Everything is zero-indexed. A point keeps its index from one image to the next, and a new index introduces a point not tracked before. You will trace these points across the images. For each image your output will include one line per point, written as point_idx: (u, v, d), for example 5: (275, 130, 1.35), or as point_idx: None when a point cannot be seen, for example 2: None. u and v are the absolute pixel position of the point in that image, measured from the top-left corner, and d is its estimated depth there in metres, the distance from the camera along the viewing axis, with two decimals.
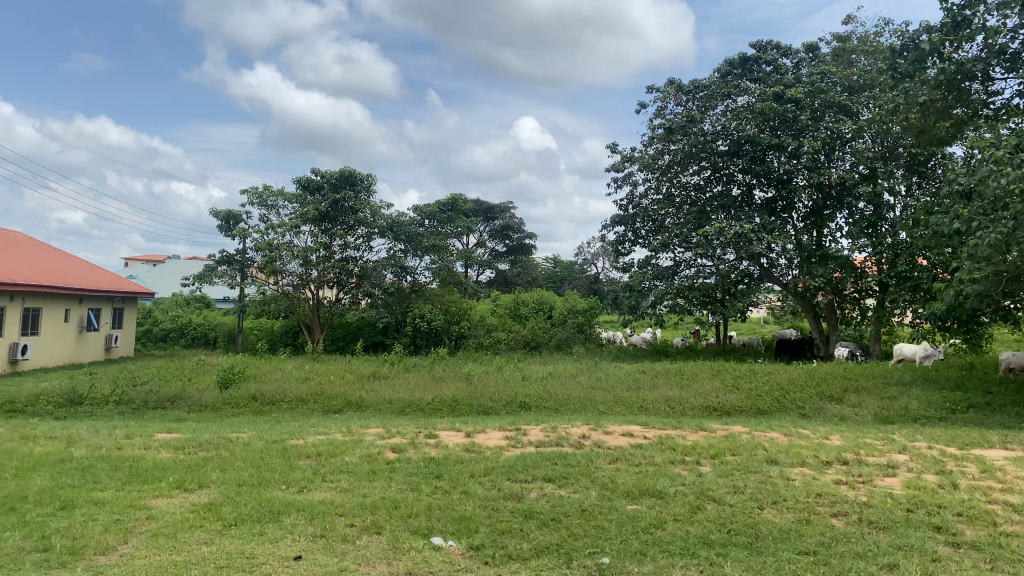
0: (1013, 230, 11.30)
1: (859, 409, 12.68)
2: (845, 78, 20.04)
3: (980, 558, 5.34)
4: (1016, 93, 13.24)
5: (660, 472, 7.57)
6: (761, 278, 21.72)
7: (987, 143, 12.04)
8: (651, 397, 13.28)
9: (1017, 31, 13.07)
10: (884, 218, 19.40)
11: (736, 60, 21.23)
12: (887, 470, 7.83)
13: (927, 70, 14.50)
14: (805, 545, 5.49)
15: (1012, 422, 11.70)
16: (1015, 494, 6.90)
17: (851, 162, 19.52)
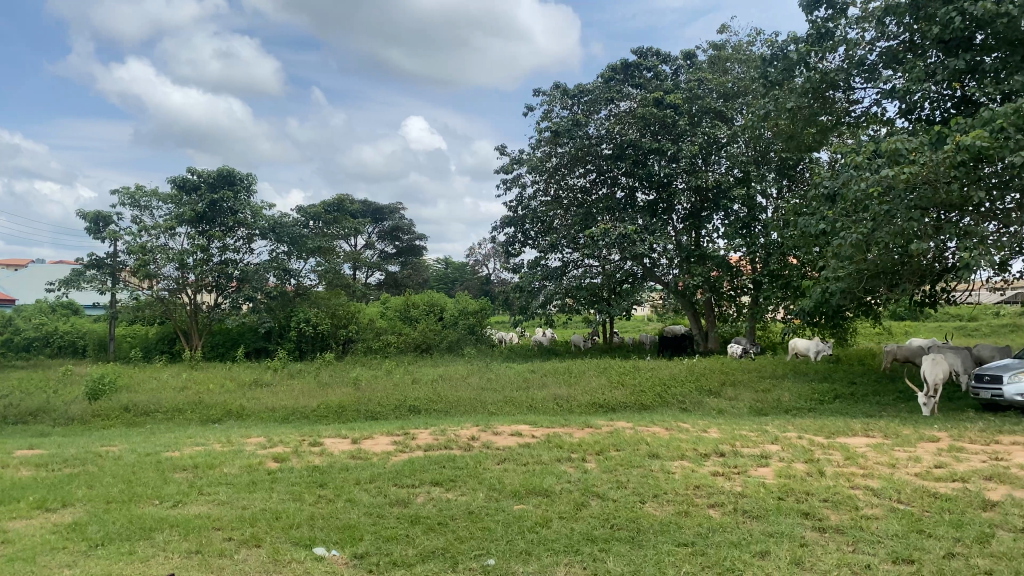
0: (873, 230, 12.04)
1: (736, 402, 13.24)
2: (720, 85, 20.88)
3: (843, 542, 5.65)
4: (874, 102, 14.11)
5: (547, 471, 7.64)
6: (644, 277, 22.33)
7: (849, 149, 12.76)
8: (540, 396, 13.40)
9: (874, 44, 13.96)
10: (757, 219, 20.34)
11: (618, 66, 21.73)
12: (761, 460, 8.19)
13: (794, 79, 15.25)
14: (684, 537, 5.66)
15: (873, 410, 12.48)
16: (875, 478, 7.36)
17: (727, 166, 20.36)
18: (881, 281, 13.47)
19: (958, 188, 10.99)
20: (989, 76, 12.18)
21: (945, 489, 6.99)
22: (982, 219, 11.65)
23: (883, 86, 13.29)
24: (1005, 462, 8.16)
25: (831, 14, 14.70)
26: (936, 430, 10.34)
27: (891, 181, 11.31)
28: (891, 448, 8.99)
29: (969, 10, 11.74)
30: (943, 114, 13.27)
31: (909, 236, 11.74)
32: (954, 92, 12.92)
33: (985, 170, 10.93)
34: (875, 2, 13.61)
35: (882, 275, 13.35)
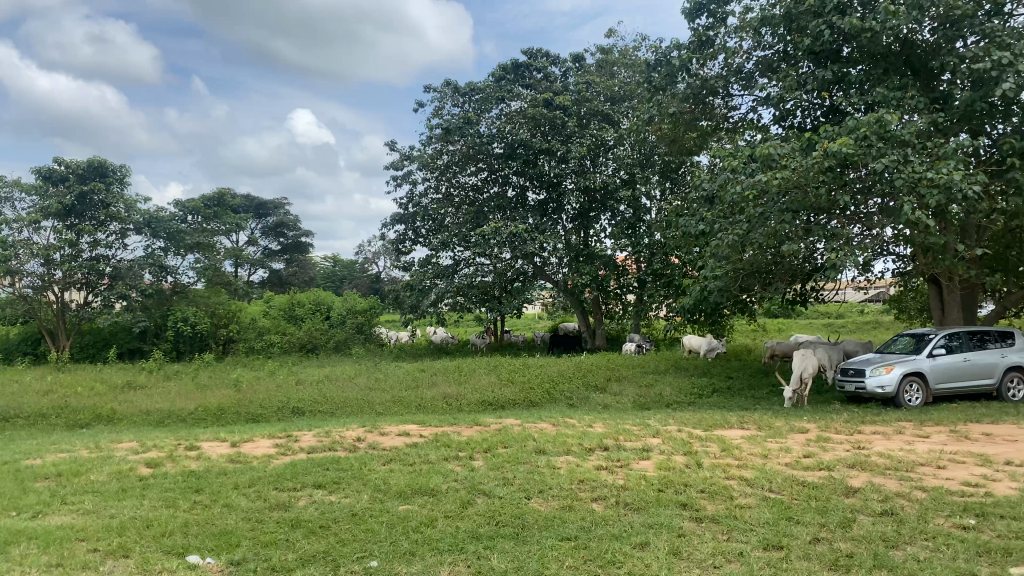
0: (748, 232, 12.54)
1: (620, 397, 13.57)
2: (607, 88, 21.36)
3: (718, 530, 5.87)
4: (750, 108, 14.74)
5: (433, 470, 7.60)
6: (534, 276, 22.56)
7: (727, 153, 13.27)
8: (429, 395, 13.33)
9: (751, 53, 14.58)
10: (642, 220, 20.91)
11: (509, 66, 21.87)
12: (642, 454, 8.41)
13: (677, 84, 15.74)
14: (567, 531, 5.74)
15: (749, 403, 13.05)
16: (749, 468, 7.69)
17: (614, 168, 20.85)
18: (756, 280, 14.10)
19: (825, 192, 11.64)
20: (854, 87, 12.94)
21: (812, 477, 7.37)
22: (848, 222, 12.38)
23: (759, 94, 13.89)
24: (866, 450, 8.68)
25: (711, 22, 15.26)
26: (805, 421, 10.89)
27: (765, 185, 11.85)
28: (764, 439, 9.41)
29: (837, 24, 12.44)
30: (813, 122, 14.00)
31: (782, 237, 12.30)
32: (823, 101, 13.66)
33: (850, 175, 11.63)
34: (752, 13, 14.20)
35: (757, 273, 13.98)
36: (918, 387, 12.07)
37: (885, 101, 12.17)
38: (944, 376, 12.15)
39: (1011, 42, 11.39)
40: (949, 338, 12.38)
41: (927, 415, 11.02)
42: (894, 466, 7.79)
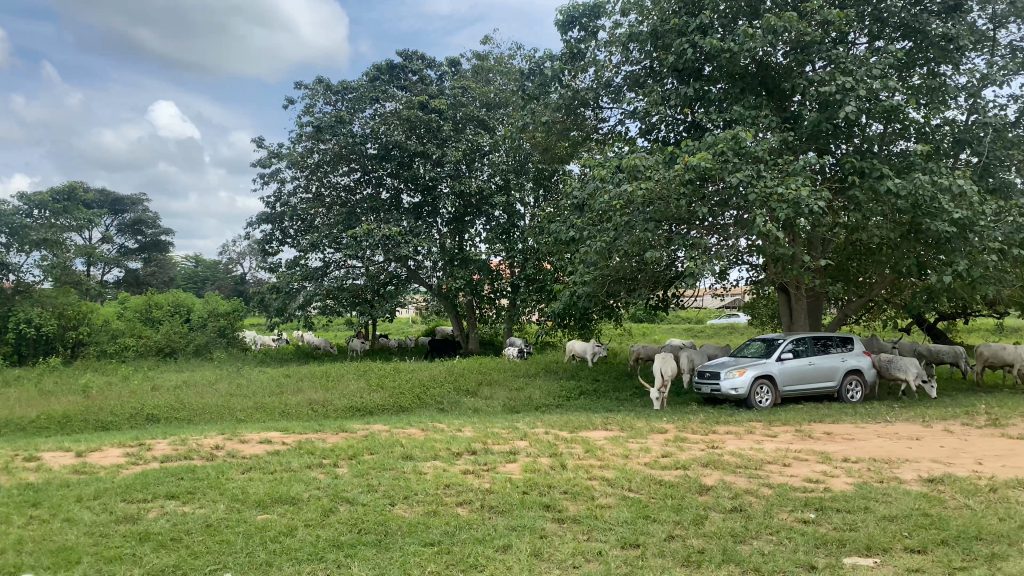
0: (615, 239, 12.91)
1: (490, 400, 13.66)
2: (482, 94, 21.51)
3: (579, 531, 6.01)
4: (619, 121, 15.21)
5: (295, 478, 7.41)
6: (408, 279, 22.40)
7: (597, 163, 13.60)
8: (294, 401, 13.01)
9: (619, 67, 15.05)
10: (516, 226, 21.18)
11: (383, 66, 21.65)
12: (508, 457, 8.50)
13: (549, 94, 16.05)
14: (430, 536, 5.73)
15: (613, 405, 13.45)
16: (610, 469, 7.92)
17: (489, 173, 21.02)
18: (622, 286, 14.54)
19: (685, 203, 12.19)
20: (715, 104, 13.58)
21: (669, 476, 7.68)
22: (707, 231, 13.00)
23: (627, 107, 14.35)
24: (719, 449, 9.13)
25: (583, 35, 15.66)
26: (665, 421, 11.32)
27: (631, 195, 12.26)
28: (626, 440, 9.71)
29: (699, 43, 13.04)
30: (677, 136, 14.61)
31: (647, 245, 12.72)
32: (686, 117, 14.28)
33: (709, 189, 12.25)
34: (621, 28, 14.64)
35: (624, 279, 14.42)
36: (768, 389, 12.80)
37: (742, 119, 12.85)
38: (792, 379, 12.94)
39: (854, 68, 12.31)
40: (796, 343, 13.18)
41: (776, 416, 11.70)
42: (744, 464, 8.23)
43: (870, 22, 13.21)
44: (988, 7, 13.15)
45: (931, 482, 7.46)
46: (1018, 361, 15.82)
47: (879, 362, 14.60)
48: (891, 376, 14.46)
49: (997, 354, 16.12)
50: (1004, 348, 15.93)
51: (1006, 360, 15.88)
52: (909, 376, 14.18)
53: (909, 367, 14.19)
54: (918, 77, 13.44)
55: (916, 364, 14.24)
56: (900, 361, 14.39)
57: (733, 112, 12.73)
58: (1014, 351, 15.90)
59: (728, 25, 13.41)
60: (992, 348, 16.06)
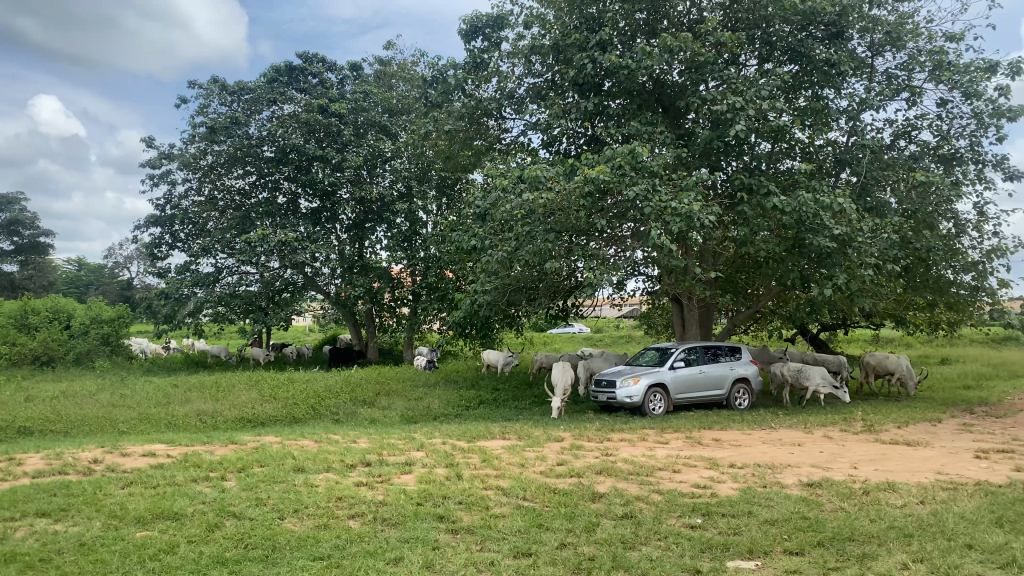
0: (516, 249, 12.99)
1: (387, 410, 13.51)
2: (385, 100, 21.31)
3: (472, 541, 6.01)
4: (521, 132, 15.33)
5: (180, 492, 7.12)
6: (305, 286, 21.91)
7: (499, 173, 13.66)
8: (182, 412, 12.53)
9: (522, 78, 15.19)
10: (418, 234, 21.05)
11: (282, 68, 21.09)
12: (404, 468, 8.42)
13: (451, 103, 16.07)
14: (320, 550, 5.61)
15: (512, 414, 13.52)
16: (506, 479, 7.95)
17: (390, 180, 20.86)
18: (522, 295, 14.65)
19: (585, 215, 12.40)
20: (613, 119, 13.87)
21: (563, 484, 7.77)
22: (605, 242, 13.23)
23: (530, 119, 14.47)
24: (613, 457, 9.30)
25: (486, 46, 15.74)
26: (561, 430, 11.45)
27: (531, 206, 12.37)
28: (522, 449, 9.77)
29: (598, 59, 13.31)
30: (578, 149, 14.85)
31: (546, 255, 12.85)
32: (586, 131, 14.52)
33: (607, 202, 12.50)
34: (524, 40, 14.78)
35: (524, 289, 14.52)
36: (661, 397, 13.15)
37: (639, 134, 13.20)
38: (684, 386, 13.33)
39: (744, 89, 12.82)
40: (688, 352, 13.60)
41: (668, 423, 12.00)
42: (636, 471, 8.42)
43: (759, 45, 13.82)
44: (867, 36, 13.94)
45: (810, 486, 7.81)
46: (899, 370, 16.72)
47: (788, 373, 15.24)
48: (800, 384, 15.08)
49: (880, 363, 17.01)
50: (886, 357, 16.83)
51: (887, 368, 16.77)
52: (815, 384, 14.80)
53: (815, 375, 14.77)
54: (804, 100, 14.12)
55: (821, 373, 14.87)
56: (807, 370, 15.02)
57: (631, 128, 13.05)
58: (895, 361, 16.80)
59: (626, 43, 13.75)
60: (876, 357, 16.96)
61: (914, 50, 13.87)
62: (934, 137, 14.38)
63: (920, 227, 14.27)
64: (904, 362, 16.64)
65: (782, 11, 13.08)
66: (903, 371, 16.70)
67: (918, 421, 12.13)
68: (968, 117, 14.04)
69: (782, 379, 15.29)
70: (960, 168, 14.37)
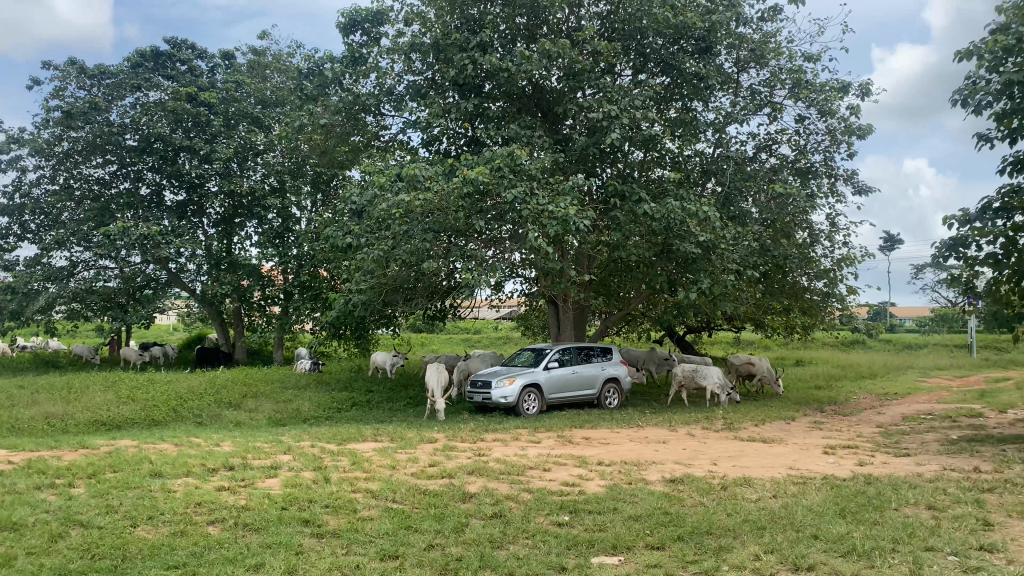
0: (392, 248, 12.80)
1: (255, 413, 13.07)
2: (258, 91, 20.63)
3: (338, 545, 5.89)
4: (399, 129, 15.18)
5: (20, 501, 6.62)
6: (169, 283, 20.93)
7: (377, 170, 13.46)
8: (27, 415, 11.70)
9: (401, 76, 15.05)
10: (291, 230, 20.46)
11: (148, 53, 20.02)
12: (269, 471, 8.16)
13: (328, 96, 15.76)
14: (175, 558, 5.36)
15: (384, 416, 13.37)
16: (375, 481, 7.84)
17: (262, 174, 20.24)
18: (398, 296, 14.50)
19: (463, 215, 12.42)
20: (493, 121, 13.92)
21: (434, 485, 7.73)
22: (483, 244, 13.24)
23: (409, 116, 14.33)
24: (485, 457, 9.34)
25: (365, 41, 15.54)
26: (434, 431, 11.41)
27: (409, 205, 12.25)
28: (394, 451, 9.67)
29: (479, 60, 13.35)
30: (457, 149, 14.85)
31: (423, 255, 12.79)
32: (465, 131, 14.54)
33: (486, 203, 12.55)
34: (404, 37, 14.63)
35: (399, 289, 14.40)
36: (535, 397, 13.32)
37: (518, 138, 13.34)
38: (557, 386, 13.58)
39: (619, 98, 13.20)
40: (562, 353, 13.87)
41: (541, 422, 12.17)
42: (507, 471, 8.49)
43: (634, 56, 14.23)
44: (733, 52, 14.62)
45: (672, 482, 8.11)
46: (762, 373, 17.64)
47: (684, 373, 15.63)
48: (696, 385, 15.58)
49: (744, 365, 17.85)
50: (750, 359, 17.69)
51: (751, 370, 17.65)
52: (712, 383, 15.39)
53: (712, 374, 15.39)
54: (675, 111, 14.67)
55: (718, 373, 15.48)
56: (704, 369, 15.56)
57: (511, 131, 13.16)
58: (758, 363, 17.69)
59: (507, 46, 13.86)
60: (740, 359, 17.77)
61: (776, 68, 14.66)
62: (792, 151, 15.24)
63: (778, 235, 15.08)
64: (766, 365, 17.57)
65: (655, 23, 13.47)
66: (764, 373, 17.65)
67: (774, 419, 12.83)
68: (823, 134, 14.95)
69: (677, 377, 15.71)
70: (815, 181, 15.28)
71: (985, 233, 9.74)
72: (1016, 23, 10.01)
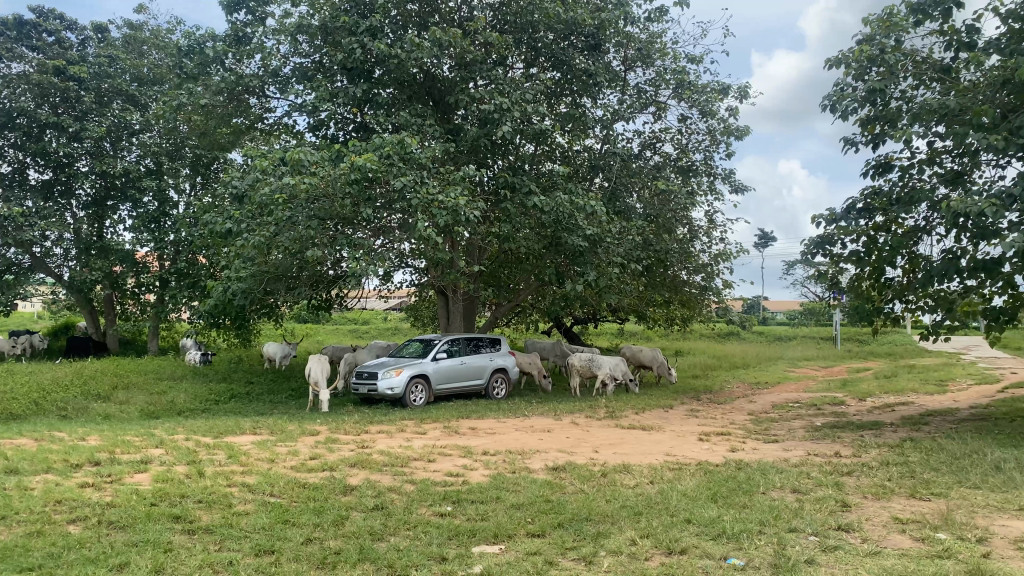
0: (276, 234, 12.34)
1: (126, 405, 12.46)
2: (134, 67, 19.61)
3: (210, 541, 5.69)
4: (285, 112, 14.77)
5: None
6: (32, 268, 19.75)
7: (260, 153, 13.02)
8: None
9: (287, 57, 14.62)
10: (168, 214, 19.29)
11: (9, 21, 18.66)
12: (138, 466, 7.80)
13: (209, 76, 15.12)
14: (29, 560, 5.04)
15: (265, 408, 13.01)
16: (253, 475, 7.62)
17: (137, 155, 19.41)
18: (281, 284, 14.12)
19: (350, 203, 12.18)
20: (383, 107, 13.73)
21: (314, 478, 7.58)
22: (371, 233, 13.04)
23: (296, 99, 13.95)
24: (368, 449, 9.23)
25: (249, 20, 15.03)
26: (317, 423, 11.18)
27: (293, 189, 11.92)
28: (273, 444, 9.42)
29: (368, 45, 13.11)
30: (345, 135, 14.58)
31: (307, 243, 12.48)
32: (354, 117, 14.29)
33: (374, 191, 12.38)
34: (291, 18, 14.23)
35: (282, 277, 14.02)
36: (422, 387, 13.25)
37: (408, 125, 13.20)
38: (445, 377, 13.56)
39: (509, 90, 13.27)
40: (451, 344, 13.89)
41: (427, 413, 12.13)
42: (391, 462, 8.42)
43: (525, 49, 14.30)
44: (621, 50, 14.94)
45: (555, 470, 8.24)
46: (653, 362, 18.08)
47: (581, 363, 15.92)
48: (591, 374, 15.92)
49: (635, 355, 18.32)
50: (641, 350, 18.15)
51: (643, 360, 18.10)
52: (606, 372, 15.77)
53: (606, 363, 15.82)
54: (565, 106, 14.85)
55: (612, 362, 15.90)
56: (599, 359, 15.95)
57: (401, 118, 13.01)
58: (649, 354, 18.13)
59: (396, 32, 13.71)
60: (631, 350, 18.25)
61: (661, 68, 15.08)
62: (675, 149, 15.71)
63: (661, 231, 15.54)
64: (657, 355, 18.02)
65: (546, 18, 13.63)
66: (657, 362, 18.09)
67: (654, 407, 13.24)
68: (704, 133, 15.49)
69: (573, 367, 15.95)
70: (696, 179, 15.82)
71: (849, 232, 10.33)
72: (880, 34, 10.62)
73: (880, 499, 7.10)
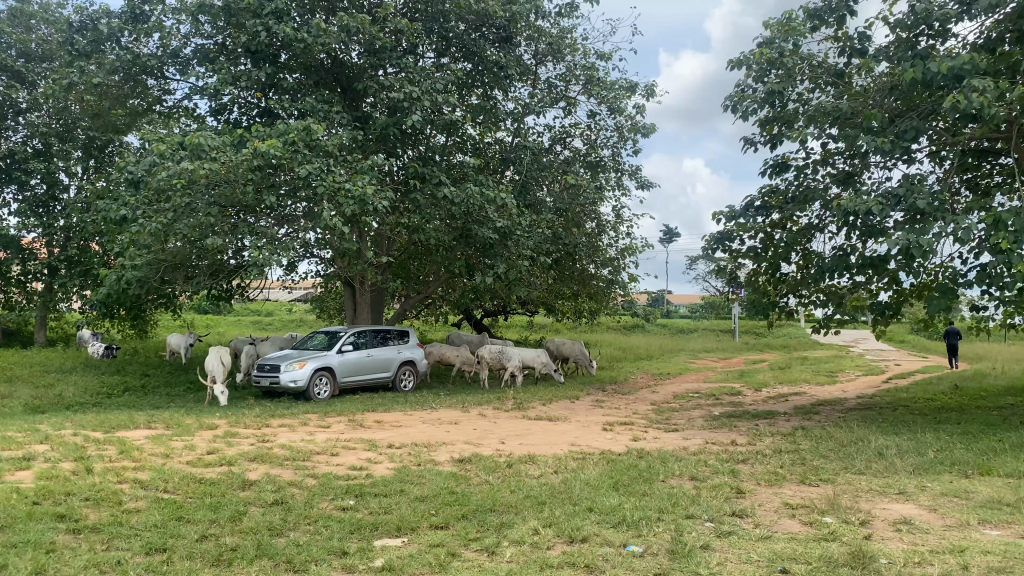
0: (173, 221, 11.88)
1: (8, 399, 11.80)
2: (21, 42, 18.50)
3: (96, 540, 5.45)
4: (185, 95, 14.25)
5: None
6: None
7: (158, 136, 12.51)
8: None
9: (188, 38, 14.09)
10: (58, 198, 18.42)
11: None
12: (21, 463, 7.39)
13: (103, 55, 14.42)
14: None
15: (161, 402, 12.53)
16: (146, 471, 7.34)
17: (24, 135, 18.34)
18: (180, 273, 13.62)
19: (252, 189, 11.85)
20: (288, 92, 13.39)
21: (211, 474, 7.36)
22: (275, 222, 12.72)
23: (196, 81, 13.46)
24: (269, 443, 9.02)
25: None
26: (216, 417, 10.85)
27: (192, 174, 11.51)
28: (168, 439, 9.09)
29: (274, 28, 12.72)
30: (249, 120, 14.17)
31: (208, 230, 12.07)
32: (257, 102, 13.87)
33: (278, 178, 12.08)
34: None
35: (180, 266, 13.53)
36: (326, 380, 13.04)
37: (315, 112, 12.92)
38: (350, 369, 13.36)
39: (420, 79, 13.14)
40: (357, 336, 13.69)
41: (331, 407, 11.93)
42: (293, 457, 8.24)
43: (436, 38, 14.17)
44: (533, 44, 15.01)
45: (460, 462, 8.23)
46: (577, 356, 18.26)
47: (490, 355, 15.89)
48: (500, 366, 15.92)
49: (557, 349, 18.38)
50: (565, 343, 18.21)
51: (566, 354, 18.20)
52: (514, 364, 15.78)
53: (514, 356, 15.82)
54: (476, 98, 14.82)
55: (520, 354, 15.91)
56: (509, 351, 15.94)
57: (307, 104, 12.71)
58: (573, 348, 18.26)
59: (304, 16, 13.37)
60: (556, 343, 18.20)
61: (571, 64, 15.21)
62: (584, 144, 15.88)
63: (569, 224, 15.71)
64: (582, 350, 18.19)
65: (458, 8, 13.56)
66: (579, 355, 18.27)
67: (560, 398, 13.40)
68: (612, 130, 15.72)
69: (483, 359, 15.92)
70: (604, 174, 16.07)
71: (748, 229, 10.68)
72: (780, 38, 10.96)
73: (772, 485, 7.38)
